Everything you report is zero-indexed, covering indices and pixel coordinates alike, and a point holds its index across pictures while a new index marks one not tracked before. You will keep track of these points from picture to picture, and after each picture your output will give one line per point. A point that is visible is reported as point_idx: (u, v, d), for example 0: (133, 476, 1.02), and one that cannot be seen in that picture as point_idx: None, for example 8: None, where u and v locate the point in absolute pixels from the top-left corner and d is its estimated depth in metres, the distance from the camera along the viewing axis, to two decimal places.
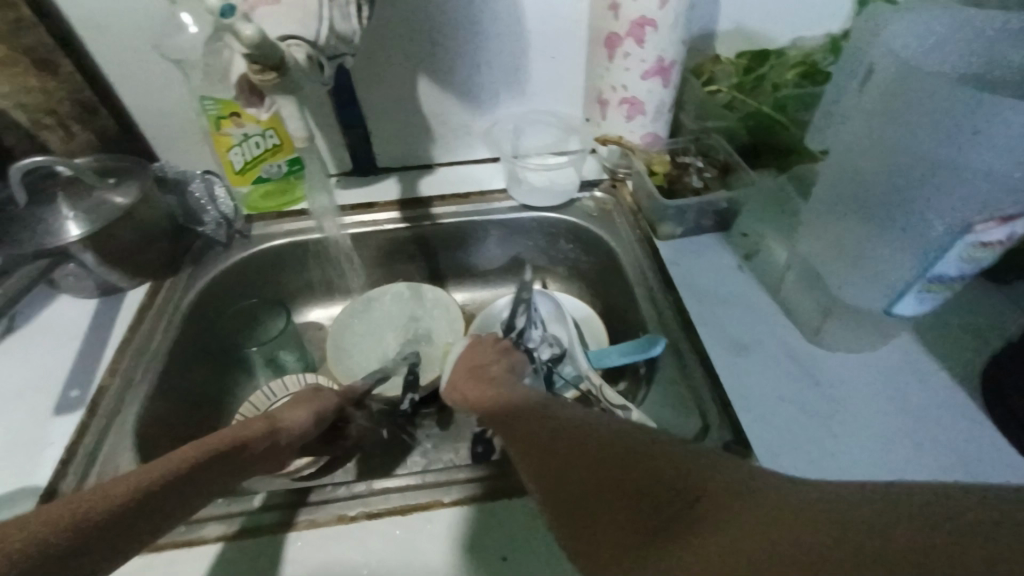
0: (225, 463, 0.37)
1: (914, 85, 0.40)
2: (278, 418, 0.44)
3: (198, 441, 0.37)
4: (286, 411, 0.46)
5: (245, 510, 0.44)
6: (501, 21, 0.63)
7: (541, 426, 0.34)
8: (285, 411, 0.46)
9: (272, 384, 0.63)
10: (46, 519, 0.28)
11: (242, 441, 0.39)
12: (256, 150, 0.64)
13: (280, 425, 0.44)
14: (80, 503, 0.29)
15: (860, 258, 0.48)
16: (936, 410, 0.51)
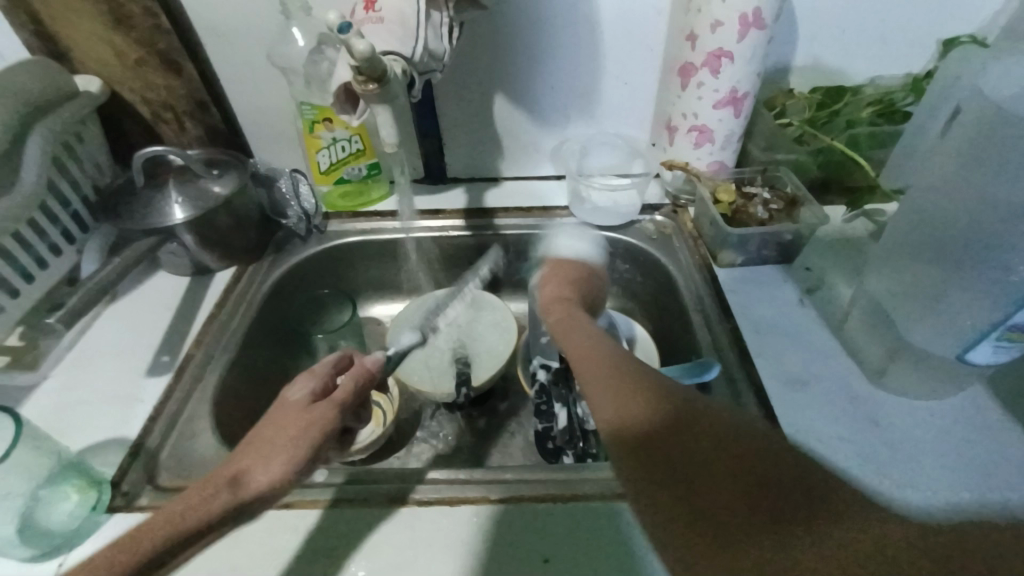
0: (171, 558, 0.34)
1: (1007, 130, 0.40)
2: (247, 476, 0.37)
3: (149, 527, 0.33)
4: (261, 461, 0.38)
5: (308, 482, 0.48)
6: (580, 46, 0.66)
7: (678, 429, 0.33)
8: (262, 453, 0.39)
9: None
10: None
11: (198, 528, 0.34)
12: (342, 153, 0.69)
13: (248, 492, 0.37)
14: None
15: (934, 302, 0.47)
16: (1011, 470, 0.48)
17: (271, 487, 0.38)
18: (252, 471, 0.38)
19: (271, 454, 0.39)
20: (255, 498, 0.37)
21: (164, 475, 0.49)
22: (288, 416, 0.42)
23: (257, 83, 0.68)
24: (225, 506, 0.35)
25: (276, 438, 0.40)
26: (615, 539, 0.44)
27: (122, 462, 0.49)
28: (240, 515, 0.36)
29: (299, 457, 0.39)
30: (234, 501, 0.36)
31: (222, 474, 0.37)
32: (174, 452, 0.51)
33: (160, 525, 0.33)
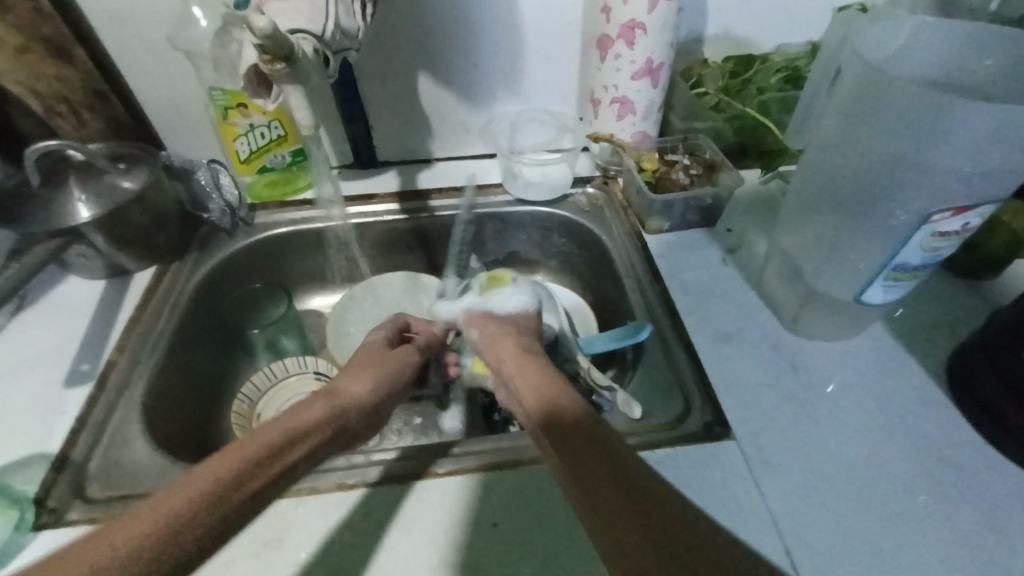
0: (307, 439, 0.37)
1: (881, 87, 0.43)
2: (341, 387, 0.44)
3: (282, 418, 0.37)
4: (348, 379, 0.45)
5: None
6: (500, 22, 0.66)
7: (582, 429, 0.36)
8: (350, 378, 0.46)
9: (274, 364, 0.66)
10: (156, 502, 0.28)
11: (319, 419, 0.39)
12: (262, 141, 0.66)
13: (344, 396, 0.43)
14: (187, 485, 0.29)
15: (831, 251, 0.51)
16: (905, 396, 0.54)
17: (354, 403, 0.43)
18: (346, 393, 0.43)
19: (355, 380, 0.45)
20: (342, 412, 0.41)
21: (94, 486, 0.47)
22: (369, 352, 0.52)
23: (161, 70, 0.64)
24: (329, 403, 0.41)
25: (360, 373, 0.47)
26: (560, 498, 0.46)
27: (45, 478, 0.46)
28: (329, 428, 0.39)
29: (382, 378, 0.47)
30: (335, 404, 0.41)
31: (317, 401, 0.41)
32: (103, 463, 0.48)
33: (283, 424, 0.37)
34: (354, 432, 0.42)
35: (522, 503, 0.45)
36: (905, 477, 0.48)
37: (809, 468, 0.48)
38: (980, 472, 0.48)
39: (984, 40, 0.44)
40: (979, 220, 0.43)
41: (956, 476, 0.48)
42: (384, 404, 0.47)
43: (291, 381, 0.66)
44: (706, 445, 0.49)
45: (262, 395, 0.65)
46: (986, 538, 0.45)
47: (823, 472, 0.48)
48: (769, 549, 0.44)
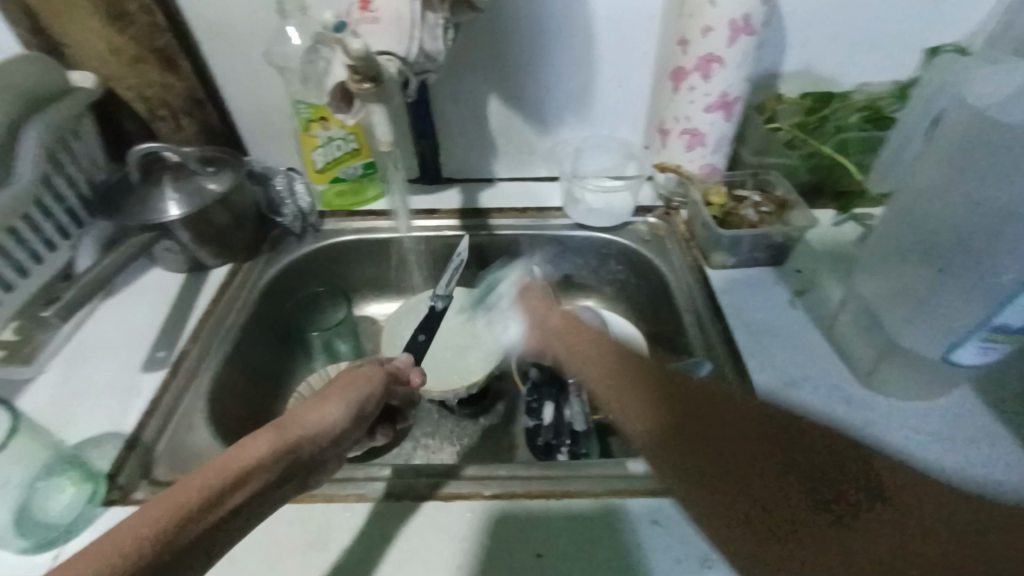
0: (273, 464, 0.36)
1: (996, 139, 0.40)
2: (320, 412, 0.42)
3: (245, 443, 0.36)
4: (325, 401, 0.43)
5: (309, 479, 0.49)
6: (577, 49, 0.67)
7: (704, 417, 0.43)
8: (320, 401, 0.43)
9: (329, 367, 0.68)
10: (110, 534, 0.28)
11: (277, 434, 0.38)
12: (337, 153, 0.70)
13: (316, 423, 0.41)
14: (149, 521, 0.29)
15: (924, 307, 0.47)
16: (992, 469, 0.49)
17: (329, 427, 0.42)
18: (317, 415, 0.42)
19: (319, 404, 0.43)
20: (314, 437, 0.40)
21: (159, 469, 0.49)
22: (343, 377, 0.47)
23: (253, 82, 0.68)
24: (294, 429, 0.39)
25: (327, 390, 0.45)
26: (605, 536, 0.44)
27: (116, 457, 0.49)
28: (292, 462, 0.38)
29: (352, 402, 0.45)
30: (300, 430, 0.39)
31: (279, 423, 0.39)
32: (168, 448, 0.51)
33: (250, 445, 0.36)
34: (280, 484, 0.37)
35: (566, 535, 0.45)
36: None
37: None
38: None
39: None
40: None
41: None
42: (353, 430, 0.45)
43: None
44: None
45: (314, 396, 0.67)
46: None
47: None
48: None
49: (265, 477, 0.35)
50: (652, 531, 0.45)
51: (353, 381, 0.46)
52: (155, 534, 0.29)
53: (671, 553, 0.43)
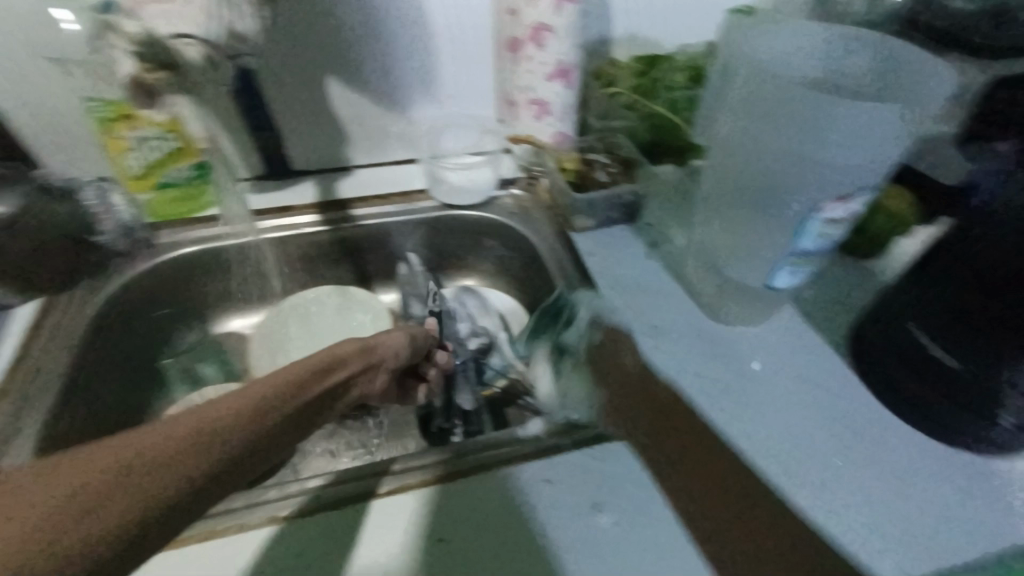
0: (277, 414, 0.35)
1: (773, 91, 0.46)
2: (337, 367, 0.42)
3: (257, 387, 0.35)
4: (344, 353, 0.44)
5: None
6: (410, 24, 0.64)
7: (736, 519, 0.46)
8: (338, 355, 0.43)
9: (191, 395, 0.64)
10: (85, 457, 0.27)
11: (289, 389, 0.37)
12: (156, 154, 0.61)
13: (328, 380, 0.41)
14: (127, 448, 0.28)
15: (748, 242, 0.54)
16: (815, 370, 0.57)
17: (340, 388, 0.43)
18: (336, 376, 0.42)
19: (336, 359, 0.43)
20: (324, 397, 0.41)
21: None
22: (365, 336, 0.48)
23: (28, 81, 0.57)
24: (302, 382, 0.38)
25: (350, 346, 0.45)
26: (501, 505, 0.46)
27: None
28: (292, 416, 0.37)
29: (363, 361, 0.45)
30: (308, 388, 0.39)
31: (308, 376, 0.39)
32: None
33: (256, 389, 0.35)
34: (286, 436, 0.36)
35: (463, 514, 0.45)
36: (825, 450, 0.51)
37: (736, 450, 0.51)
38: (884, 436, 0.52)
39: (859, 42, 0.48)
40: (863, 206, 0.47)
41: (868, 444, 0.52)
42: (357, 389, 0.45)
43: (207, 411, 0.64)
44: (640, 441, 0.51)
45: None
46: (891, 496, 0.48)
47: (750, 452, 0.51)
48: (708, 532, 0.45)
49: (269, 422, 0.34)
50: (546, 488, 0.47)
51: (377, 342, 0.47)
52: (134, 464, 0.27)
53: (565, 507, 0.45)
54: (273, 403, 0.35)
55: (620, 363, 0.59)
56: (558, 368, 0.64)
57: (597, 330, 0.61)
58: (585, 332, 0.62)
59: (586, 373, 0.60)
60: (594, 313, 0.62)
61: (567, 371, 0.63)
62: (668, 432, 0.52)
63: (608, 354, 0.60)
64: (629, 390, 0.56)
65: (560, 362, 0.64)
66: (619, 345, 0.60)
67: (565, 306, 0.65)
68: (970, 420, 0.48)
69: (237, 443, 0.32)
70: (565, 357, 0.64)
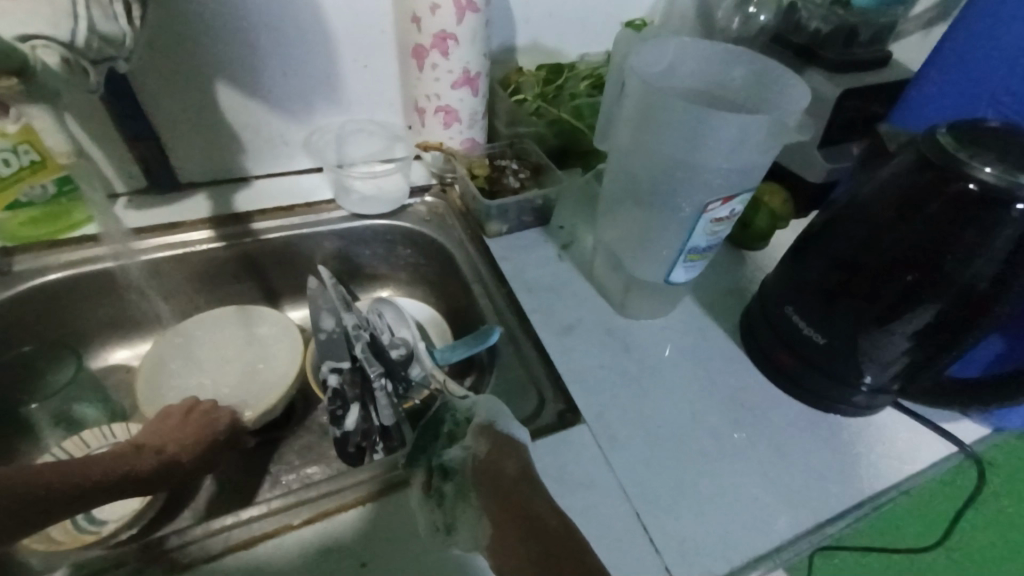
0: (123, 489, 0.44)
1: (657, 104, 0.49)
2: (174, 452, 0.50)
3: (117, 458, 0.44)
4: (180, 434, 0.52)
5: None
6: (303, 28, 0.61)
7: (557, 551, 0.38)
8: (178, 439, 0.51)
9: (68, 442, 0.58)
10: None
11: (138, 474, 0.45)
12: (7, 169, 0.53)
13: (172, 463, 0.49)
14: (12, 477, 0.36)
15: (647, 241, 0.58)
16: (712, 354, 0.63)
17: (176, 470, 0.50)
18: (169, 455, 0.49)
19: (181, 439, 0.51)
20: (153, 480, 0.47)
21: None
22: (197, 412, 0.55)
23: None
24: (153, 468, 0.47)
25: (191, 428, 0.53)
26: (423, 523, 0.46)
27: None
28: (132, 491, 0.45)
29: (203, 451, 0.52)
30: (153, 470, 0.47)
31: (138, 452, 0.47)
32: None
33: (125, 463, 0.44)
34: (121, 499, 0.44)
35: (388, 534, 0.45)
36: (724, 429, 0.56)
37: (647, 436, 0.54)
38: (772, 409, 0.58)
39: (730, 56, 0.53)
40: (742, 205, 0.52)
41: (757, 419, 0.57)
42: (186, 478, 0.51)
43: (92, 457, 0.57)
44: (562, 434, 0.53)
45: None
46: (778, 462, 0.54)
47: (659, 437, 0.55)
48: (624, 518, 0.48)
49: (116, 491, 0.43)
50: None
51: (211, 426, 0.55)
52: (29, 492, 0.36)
53: None
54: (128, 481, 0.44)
55: (498, 468, 0.45)
56: (447, 510, 0.45)
57: (482, 440, 0.48)
58: (469, 448, 0.48)
59: (472, 501, 0.45)
60: (482, 420, 0.49)
61: (456, 511, 0.45)
62: (500, 480, 0.44)
63: (489, 475, 0.44)
64: (496, 492, 0.43)
65: (444, 488, 0.47)
66: (506, 454, 0.46)
67: (447, 420, 0.52)
68: (838, 387, 0.55)
69: (94, 496, 0.40)
70: (449, 481, 0.47)
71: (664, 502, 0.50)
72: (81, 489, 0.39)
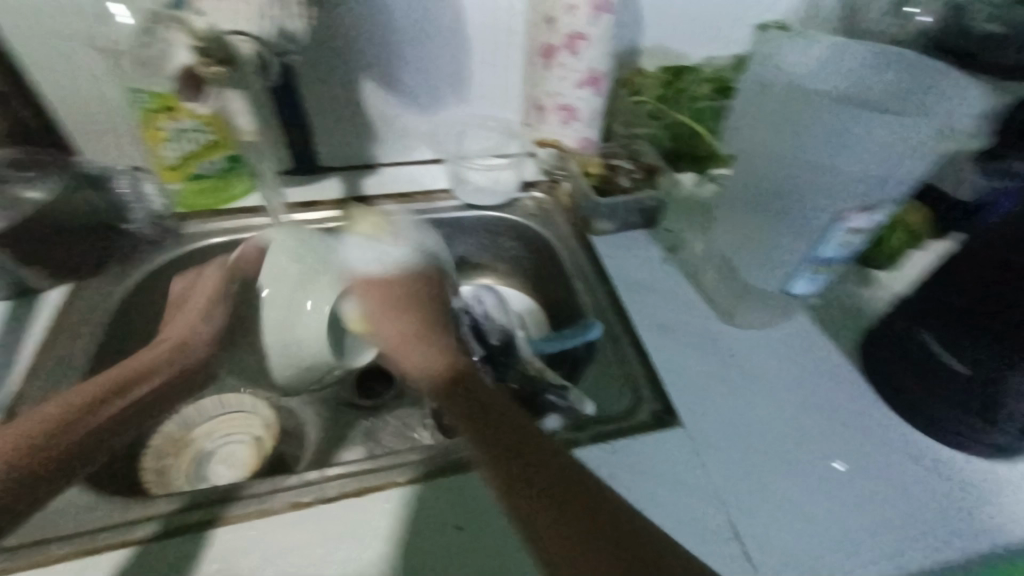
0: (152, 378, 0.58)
1: (801, 101, 0.48)
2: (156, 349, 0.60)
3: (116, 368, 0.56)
4: (171, 330, 0.63)
5: (180, 508, 0.44)
6: (445, 27, 0.66)
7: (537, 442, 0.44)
8: (175, 330, 0.64)
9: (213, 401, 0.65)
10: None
11: (151, 365, 0.58)
12: (192, 146, 0.61)
13: (186, 345, 0.63)
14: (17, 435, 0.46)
15: (766, 247, 0.55)
16: (826, 373, 0.59)
17: (63, 431, 0.48)
18: (167, 349, 0.61)
19: (157, 343, 0.61)
20: (144, 398, 0.57)
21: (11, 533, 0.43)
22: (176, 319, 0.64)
23: (76, 69, 0.62)
24: (172, 349, 0.61)
25: (149, 354, 0.60)
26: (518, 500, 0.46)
27: None
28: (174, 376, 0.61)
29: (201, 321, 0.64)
30: (178, 354, 0.62)
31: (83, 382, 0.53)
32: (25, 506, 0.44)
33: (122, 366, 0.56)
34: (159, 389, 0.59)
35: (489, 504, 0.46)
36: (836, 455, 0.52)
37: (751, 451, 0.52)
38: (893, 441, 0.54)
39: (885, 58, 0.50)
40: (883, 217, 0.48)
41: (877, 450, 0.53)
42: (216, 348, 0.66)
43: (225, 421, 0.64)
44: (657, 434, 0.52)
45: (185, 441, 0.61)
46: (896, 499, 0.50)
47: (764, 454, 0.52)
48: (718, 526, 0.47)
49: (165, 372, 0.60)
50: None
51: (172, 325, 0.64)
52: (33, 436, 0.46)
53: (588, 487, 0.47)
54: (144, 376, 0.57)
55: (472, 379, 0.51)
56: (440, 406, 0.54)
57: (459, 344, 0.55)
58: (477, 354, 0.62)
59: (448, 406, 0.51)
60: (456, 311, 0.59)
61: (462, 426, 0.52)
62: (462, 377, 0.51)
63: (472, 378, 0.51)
64: (465, 399, 0.49)
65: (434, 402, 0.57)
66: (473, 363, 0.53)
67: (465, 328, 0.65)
68: (971, 423, 0.50)
69: (126, 391, 0.55)
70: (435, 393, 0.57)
71: (764, 520, 0.48)
72: (118, 385, 0.54)
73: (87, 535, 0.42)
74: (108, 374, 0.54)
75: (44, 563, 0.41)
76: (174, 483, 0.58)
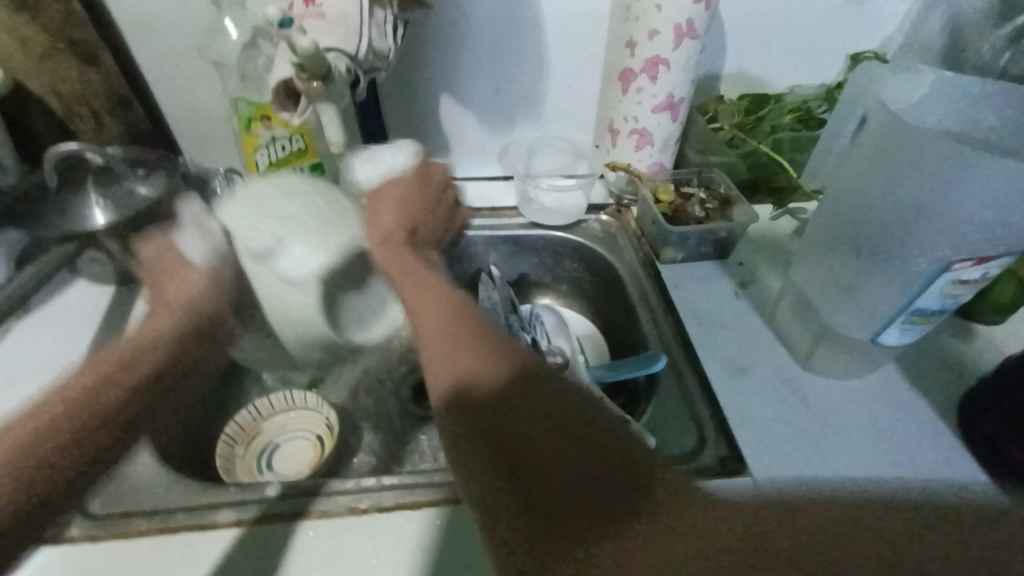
0: (151, 352, 0.45)
1: (902, 139, 0.45)
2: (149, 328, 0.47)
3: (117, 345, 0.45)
4: (167, 294, 0.49)
5: (261, 499, 0.47)
6: (524, 49, 0.67)
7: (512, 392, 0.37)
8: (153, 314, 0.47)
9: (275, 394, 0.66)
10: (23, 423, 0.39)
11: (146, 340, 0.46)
12: (282, 153, 0.65)
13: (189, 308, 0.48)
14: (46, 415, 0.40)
15: (854, 293, 0.51)
16: (914, 431, 0.54)
17: (109, 392, 0.42)
18: (169, 313, 0.47)
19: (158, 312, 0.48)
20: (165, 375, 0.47)
21: (95, 501, 0.46)
22: (177, 275, 0.50)
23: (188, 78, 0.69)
24: (175, 317, 0.48)
25: (157, 316, 0.47)
26: None
27: None
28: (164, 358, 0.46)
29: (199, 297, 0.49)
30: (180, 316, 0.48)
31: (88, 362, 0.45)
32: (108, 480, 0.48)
33: (141, 335, 0.46)
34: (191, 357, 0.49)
35: None
36: None
37: None
38: None
39: (1003, 94, 0.45)
40: (998, 269, 0.44)
41: None
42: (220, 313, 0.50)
43: (290, 414, 0.65)
44: (722, 480, 0.49)
45: (252, 429, 0.64)
46: None
47: None
48: None
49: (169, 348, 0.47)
50: None
51: (165, 292, 0.49)
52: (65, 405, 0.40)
53: None
54: (141, 350, 0.45)
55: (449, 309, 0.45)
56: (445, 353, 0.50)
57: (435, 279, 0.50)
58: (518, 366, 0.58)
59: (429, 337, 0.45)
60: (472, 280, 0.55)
61: None
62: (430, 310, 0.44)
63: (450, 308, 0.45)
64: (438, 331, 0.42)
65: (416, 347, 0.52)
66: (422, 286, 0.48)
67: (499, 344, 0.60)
68: None
69: (131, 374, 0.44)
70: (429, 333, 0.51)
71: None
72: (117, 363, 0.43)
73: (164, 514, 0.45)
74: (136, 340, 0.46)
75: (126, 536, 0.44)
76: (240, 471, 0.60)
